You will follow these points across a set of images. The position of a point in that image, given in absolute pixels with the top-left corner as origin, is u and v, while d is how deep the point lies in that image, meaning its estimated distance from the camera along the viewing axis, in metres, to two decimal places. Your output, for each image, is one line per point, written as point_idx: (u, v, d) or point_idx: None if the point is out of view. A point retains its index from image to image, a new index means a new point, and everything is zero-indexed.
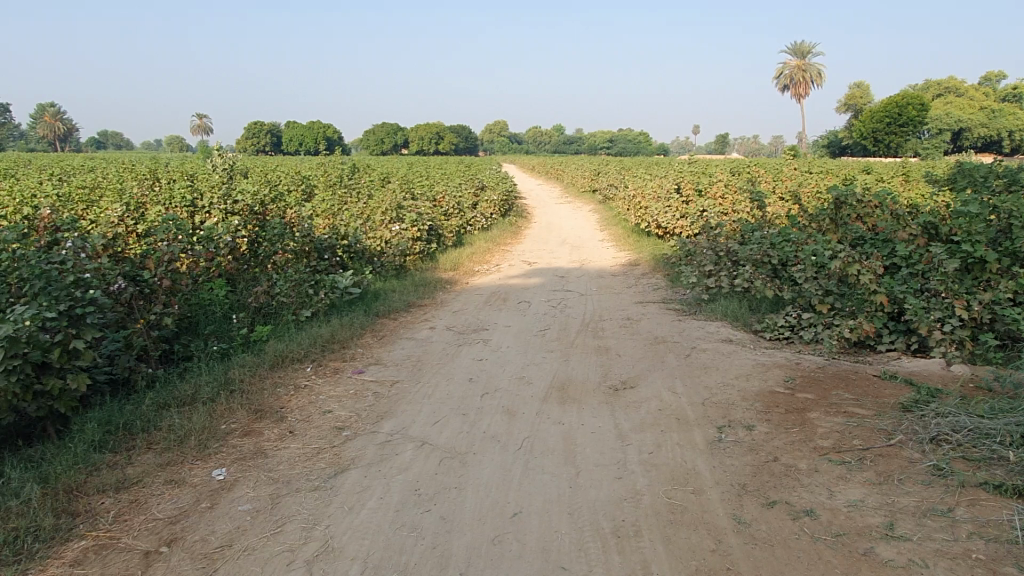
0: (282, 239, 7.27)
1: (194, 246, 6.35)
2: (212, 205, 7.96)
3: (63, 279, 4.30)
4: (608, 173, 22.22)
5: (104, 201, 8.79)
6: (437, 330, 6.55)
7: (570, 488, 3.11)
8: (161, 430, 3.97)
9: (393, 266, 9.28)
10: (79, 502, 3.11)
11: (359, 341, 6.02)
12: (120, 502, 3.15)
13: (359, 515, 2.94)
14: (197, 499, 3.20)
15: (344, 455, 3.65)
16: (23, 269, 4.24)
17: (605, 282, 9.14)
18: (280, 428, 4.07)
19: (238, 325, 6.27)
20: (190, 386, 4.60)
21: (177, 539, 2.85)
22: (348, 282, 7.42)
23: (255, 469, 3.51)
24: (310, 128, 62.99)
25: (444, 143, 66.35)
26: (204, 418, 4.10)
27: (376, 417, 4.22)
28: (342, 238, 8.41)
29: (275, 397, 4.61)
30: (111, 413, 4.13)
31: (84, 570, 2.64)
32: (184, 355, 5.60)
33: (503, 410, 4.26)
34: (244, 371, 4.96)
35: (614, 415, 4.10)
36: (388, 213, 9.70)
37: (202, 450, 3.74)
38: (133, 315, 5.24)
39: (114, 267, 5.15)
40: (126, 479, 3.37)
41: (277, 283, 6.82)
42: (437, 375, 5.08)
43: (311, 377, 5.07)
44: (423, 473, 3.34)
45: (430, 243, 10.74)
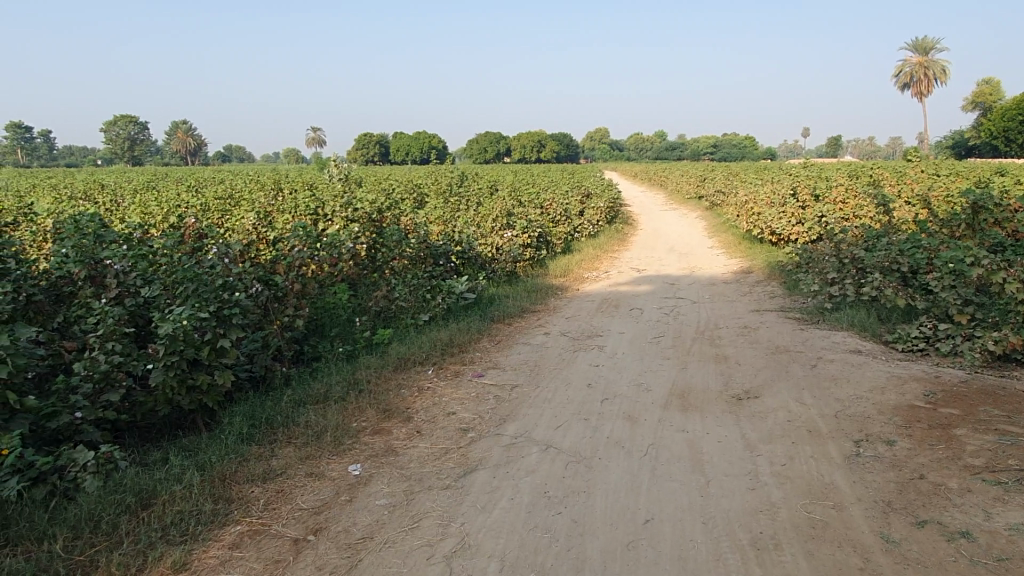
0: (400, 246, 7.55)
1: (320, 252, 6.69)
2: (335, 213, 8.36)
3: (212, 283, 4.64)
4: (716, 179, 21.74)
5: (238, 210, 9.42)
6: (552, 336, 6.60)
7: (701, 497, 3.06)
8: (299, 425, 4.20)
9: (504, 272, 9.43)
10: (231, 489, 3.35)
11: (476, 345, 6.15)
12: (268, 492, 3.36)
13: (492, 514, 3.01)
14: (336, 492, 3.37)
15: (472, 456, 3.74)
16: (177, 272, 4.62)
17: (719, 290, 8.93)
18: (408, 428, 4.22)
19: (362, 328, 6.57)
20: (323, 385, 4.85)
21: (322, 529, 3.00)
22: (463, 287, 7.59)
23: (388, 466, 3.65)
24: (416, 138, 65.07)
25: (545, 151, 66.93)
26: (338, 416, 4.31)
27: (498, 419, 4.31)
28: (456, 244, 8.63)
29: (400, 398, 4.78)
30: (254, 408, 4.42)
31: (241, 553, 2.83)
32: (313, 355, 5.91)
33: (625, 417, 4.25)
34: (370, 373, 5.18)
35: (740, 424, 4.00)
36: (498, 220, 9.88)
37: (338, 446, 3.93)
38: (269, 317, 5.57)
39: (252, 272, 5.50)
40: (272, 470, 3.59)
41: (396, 288, 7.08)
42: (555, 380, 5.12)
43: (432, 379, 5.22)
44: (551, 476, 3.38)
45: (539, 250, 10.83)
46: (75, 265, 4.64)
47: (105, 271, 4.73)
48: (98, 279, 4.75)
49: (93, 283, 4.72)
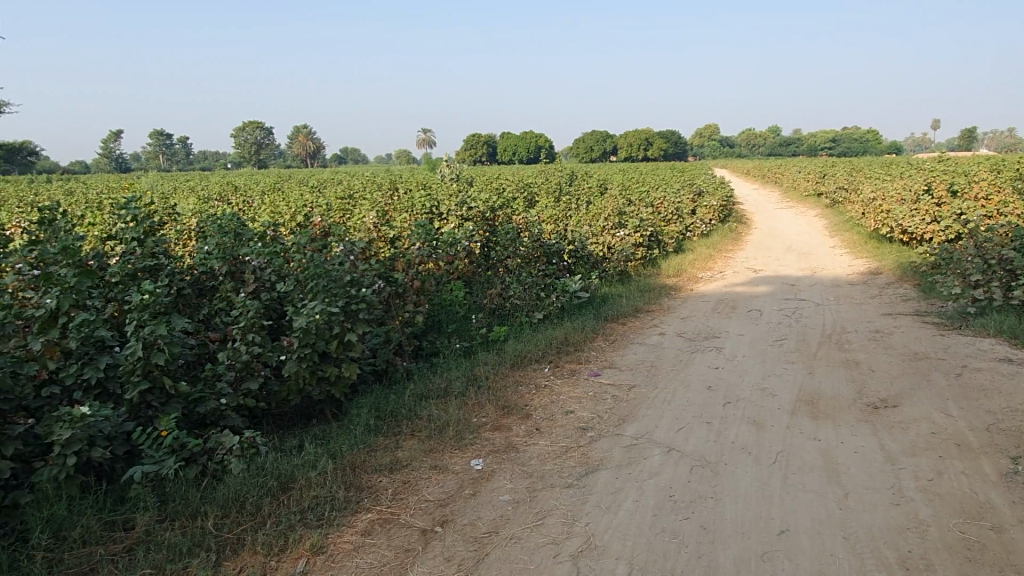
0: (514, 244, 7.64)
1: (438, 250, 6.87)
2: (450, 213, 8.55)
3: (341, 279, 4.85)
4: (838, 176, 20.69)
5: (359, 209, 9.84)
6: (668, 336, 6.47)
7: (839, 509, 2.90)
8: (422, 419, 4.32)
9: (616, 271, 9.34)
10: (361, 479, 3.49)
11: (591, 344, 6.11)
12: (395, 482, 3.48)
13: (617, 515, 2.98)
14: (460, 485, 3.44)
15: (592, 455, 3.72)
16: (310, 268, 4.87)
17: (845, 292, 8.48)
18: (528, 425, 4.24)
19: (478, 325, 6.69)
20: (443, 381, 4.97)
21: (449, 521, 3.07)
22: (577, 286, 7.56)
23: (510, 462, 3.69)
24: (523, 139, 65.63)
25: (652, 148, 65.81)
26: (459, 412, 4.40)
27: (617, 419, 4.26)
28: (568, 242, 8.63)
29: (517, 395, 4.82)
30: (380, 402, 4.59)
31: (373, 540, 2.93)
32: (431, 350, 6.08)
33: (751, 422, 4.10)
34: (489, 369, 5.26)
35: (877, 435, 3.77)
36: (610, 219, 9.81)
37: (460, 441, 4.01)
38: (391, 313, 5.78)
39: (376, 269, 5.72)
40: (398, 461, 3.71)
41: (511, 286, 7.18)
42: (674, 382, 5.01)
43: (550, 377, 5.23)
44: (675, 479, 3.31)
45: (651, 249, 10.67)
46: (218, 261, 4.97)
47: (244, 267, 5.03)
48: (238, 275, 5.07)
49: (233, 278, 5.04)
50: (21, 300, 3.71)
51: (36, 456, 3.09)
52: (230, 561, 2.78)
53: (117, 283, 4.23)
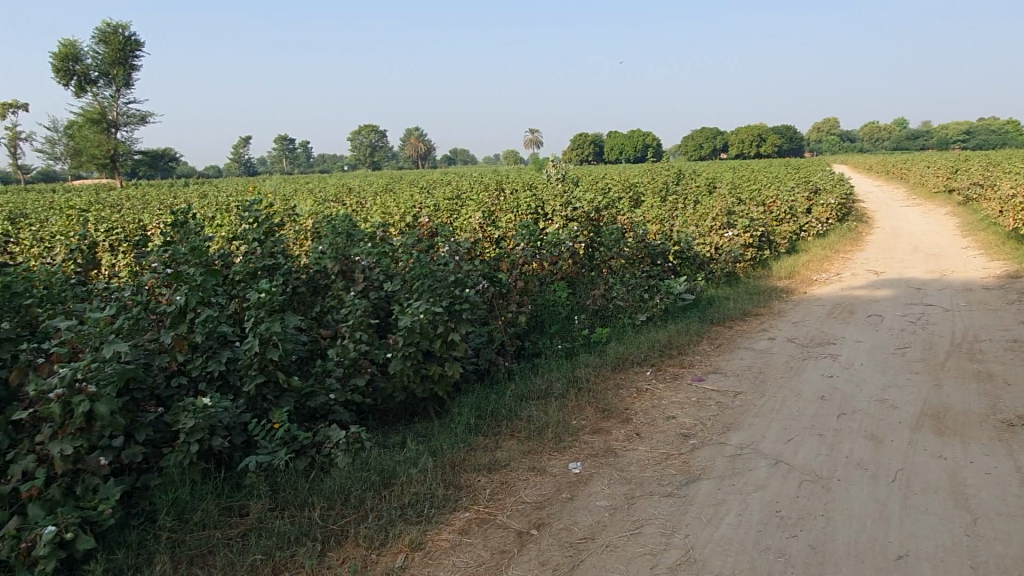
0: (619, 245, 7.53)
1: (542, 250, 6.90)
2: (554, 213, 8.57)
3: (445, 279, 4.94)
4: (972, 171, 19.17)
5: (466, 210, 10.04)
6: (778, 341, 6.21)
7: (967, 536, 2.68)
8: (521, 419, 4.35)
9: (725, 272, 9.05)
10: (461, 477, 3.55)
11: (695, 347, 5.95)
12: (493, 482, 3.51)
13: (719, 529, 2.88)
14: (558, 488, 3.42)
15: (694, 464, 3.61)
16: (415, 268, 4.99)
17: (978, 297, 7.84)
18: (628, 430, 4.18)
19: (580, 326, 6.67)
20: (544, 382, 4.99)
21: (545, 524, 3.06)
22: (683, 288, 7.37)
23: (609, 467, 3.64)
24: (630, 138, 64.74)
25: (765, 145, 63.43)
26: (559, 414, 4.39)
27: (722, 427, 4.12)
28: (674, 243, 8.45)
29: (618, 398, 4.75)
30: (481, 402, 4.66)
31: (470, 539, 2.97)
32: (533, 351, 6.10)
33: (867, 435, 3.86)
34: (590, 371, 5.23)
35: (1012, 455, 3.45)
36: (719, 219, 9.53)
37: (559, 443, 4.00)
38: (494, 313, 5.87)
39: (479, 269, 5.81)
40: (496, 462, 3.74)
41: (615, 287, 7.11)
42: (784, 390, 4.79)
43: (652, 380, 5.13)
44: (782, 494, 3.16)
45: (763, 249, 10.27)
46: (331, 261, 5.19)
47: (354, 266, 5.23)
48: (349, 274, 5.27)
49: (345, 278, 5.25)
50: (155, 296, 4.00)
51: (165, 443, 3.32)
52: (334, 552, 2.89)
53: (239, 282, 4.49)
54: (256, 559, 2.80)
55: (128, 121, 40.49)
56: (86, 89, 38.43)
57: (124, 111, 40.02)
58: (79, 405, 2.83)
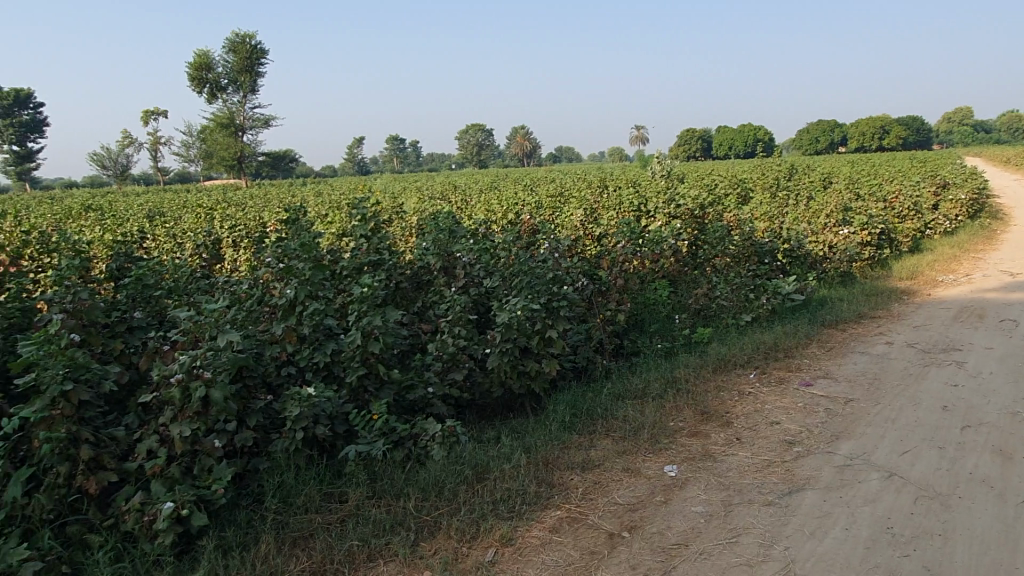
0: (724, 243, 7.27)
1: (642, 248, 6.80)
2: (657, 210, 8.41)
3: (544, 277, 4.96)
4: None
5: (568, 207, 10.02)
6: (896, 345, 5.83)
7: None
8: (617, 419, 4.30)
9: (839, 272, 8.60)
10: (554, 475, 3.54)
11: (803, 350, 5.68)
12: (586, 482, 3.48)
13: (822, 543, 2.74)
14: (652, 491, 3.35)
15: (798, 473, 3.45)
16: (514, 265, 5.02)
17: None
18: (728, 434, 4.04)
19: (681, 326, 6.54)
20: (642, 382, 4.91)
21: (637, 527, 3.01)
22: (792, 288, 7.05)
23: (706, 472, 3.54)
24: (741, 133, 62.60)
25: (888, 138, 59.76)
26: (656, 415, 4.30)
27: (830, 435, 3.92)
28: (784, 241, 8.11)
29: (719, 400, 4.60)
30: (577, 400, 4.64)
31: (561, 538, 2.96)
32: (632, 349, 6.01)
33: (995, 450, 3.55)
34: (690, 373, 5.10)
35: None
36: (833, 216, 9.05)
37: (655, 444, 3.92)
38: (593, 311, 5.85)
39: (578, 266, 5.79)
40: (590, 461, 3.71)
41: (718, 287, 6.90)
42: (901, 398, 4.49)
43: (755, 383, 4.94)
44: (894, 509, 2.96)
45: (882, 248, 9.67)
46: (434, 257, 5.31)
47: (456, 263, 5.33)
48: (451, 270, 5.37)
49: (446, 274, 5.35)
50: (268, 289, 4.22)
51: (273, 428, 3.50)
52: (427, 542, 2.95)
53: (345, 276, 4.67)
54: (354, 545, 2.91)
55: (252, 125, 42.93)
56: (216, 96, 41.06)
57: (249, 115, 42.47)
58: (196, 390, 3.02)
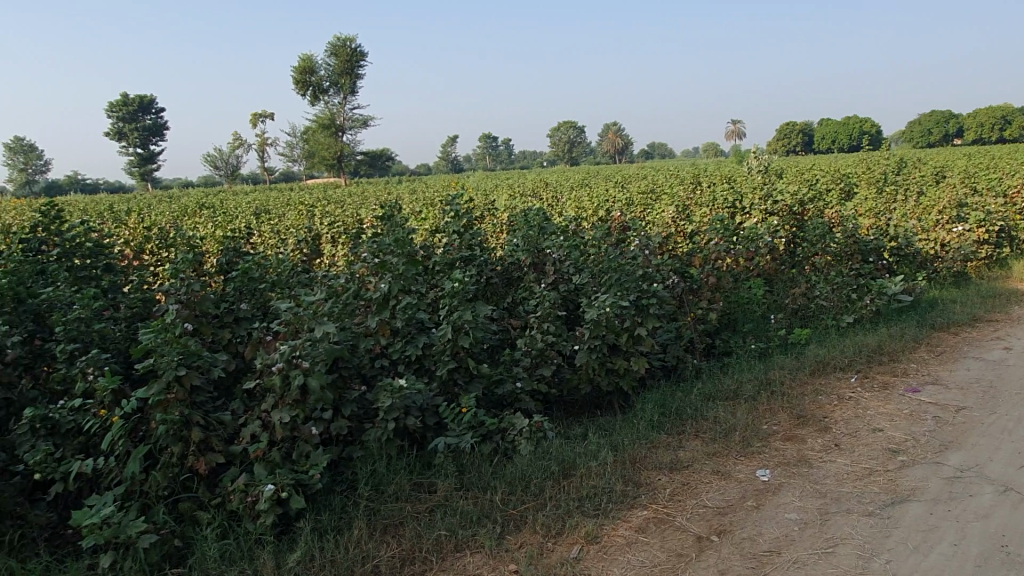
0: (824, 240, 6.97)
1: (736, 246, 6.63)
2: (753, 206, 8.16)
3: (634, 274, 4.90)
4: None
5: (660, 204, 9.87)
6: (1016, 351, 5.42)
7: None
8: (707, 419, 4.21)
9: (952, 272, 8.08)
10: (641, 474, 3.51)
11: (910, 354, 5.38)
12: (674, 483, 3.43)
13: (927, 559, 2.60)
14: (743, 495, 3.27)
15: (902, 483, 3.27)
16: (604, 262, 4.99)
17: None
18: (826, 440, 3.88)
19: (776, 326, 6.36)
20: (734, 383, 4.78)
21: (727, 531, 2.94)
22: (898, 289, 6.68)
23: (801, 478, 3.41)
24: (845, 125, 59.74)
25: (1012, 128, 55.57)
26: (749, 417, 4.18)
27: (938, 445, 3.70)
28: (890, 239, 7.69)
29: (816, 405, 4.42)
30: (666, 399, 4.58)
31: (647, 538, 2.93)
32: (724, 349, 5.86)
33: None
34: (785, 375, 4.93)
35: None
36: (946, 212, 8.51)
37: (747, 447, 3.81)
38: (683, 309, 5.75)
39: (669, 264, 5.70)
40: (679, 461, 3.65)
41: (816, 286, 6.67)
42: (1020, 407, 4.18)
43: (856, 388, 4.72)
44: (1010, 526, 2.77)
45: (1002, 246, 9.02)
46: (524, 254, 5.35)
47: (546, 259, 5.35)
48: (540, 267, 5.39)
49: (536, 270, 5.38)
50: (364, 283, 4.37)
51: (367, 418, 3.62)
52: (513, 536, 2.98)
53: (437, 272, 4.77)
54: (441, 535, 2.97)
55: (351, 125, 44.39)
56: (318, 98, 42.72)
57: (349, 115, 43.94)
58: (295, 379, 3.16)
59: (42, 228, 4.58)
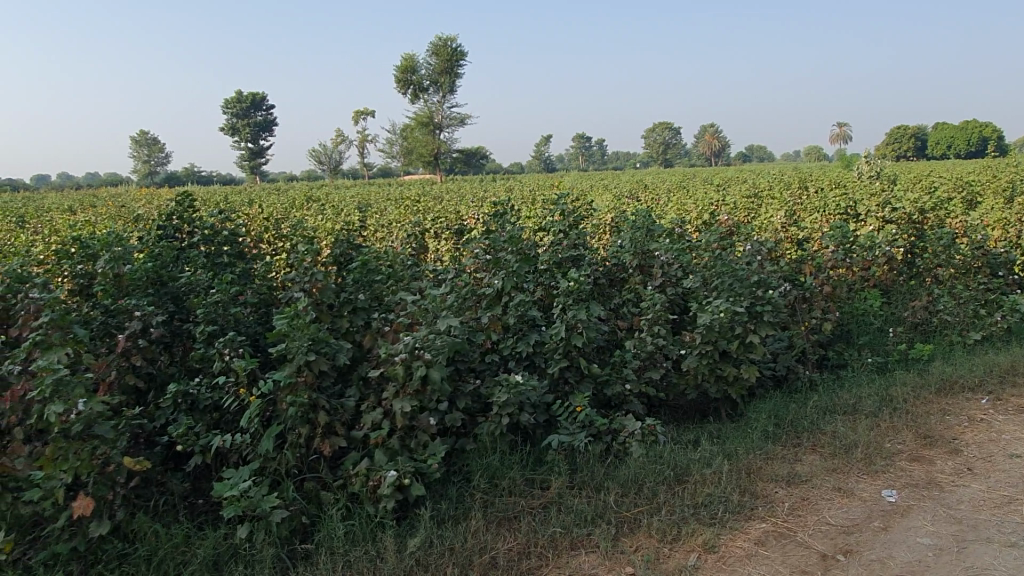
0: (949, 251, 6.52)
1: (852, 254, 6.36)
2: (870, 213, 7.81)
3: (749, 280, 4.78)
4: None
5: (767, 208, 9.58)
6: None
7: None
8: (826, 434, 4.05)
9: None
10: (757, 485, 3.41)
11: None
12: (793, 497, 3.31)
13: None
14: (869, 515, 3.13)
15: None
16: (717, 266, 4.89)
17: None
18: (958, 463, 3.67)
19: (896, 340, 6.04)
20: (853, 397, 4.59)
21: (853, 551, 2.82)
22: None
23: (932, 501, 3.23)
24: (964, 130, 56.11)
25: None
26: (871, 434, 4.00)
27: None
28: None
29: (944, 425, 4.17)
30: (780, 410, 4.44)
31: (768, 551, 2.84)
32: (838, 362, 5.62)
33: None
34: (908, 392, 4.68)
35: None
36: None
37: (870, 465, 3.64)
38: (796, 317, 5.57)
39: (782, 271, 5.54)
40: (796, 475, 3.53)
41: (940, 299, 6.31)
42: None
43: (988, 409, 4.43)
44: None
45: None
46: (630, 255, 5.29)
47: (653, 261, 5.27)
48: (647, 269, 5.32)
49: (642, 272, 5.31)
50: (475, 279, 4.44)
51: (480, 412, 3.69)
52: (628, 538, 2.97)
53: (546, 270, 4.80)
54: (556, 532, 2.99)
55: (449, 124, 45.21)
56: (419, 97, 43.72)
57: (447, 114, 44.66)
58: (418, 369, 3.24)
59: (177, 216, 4.87)
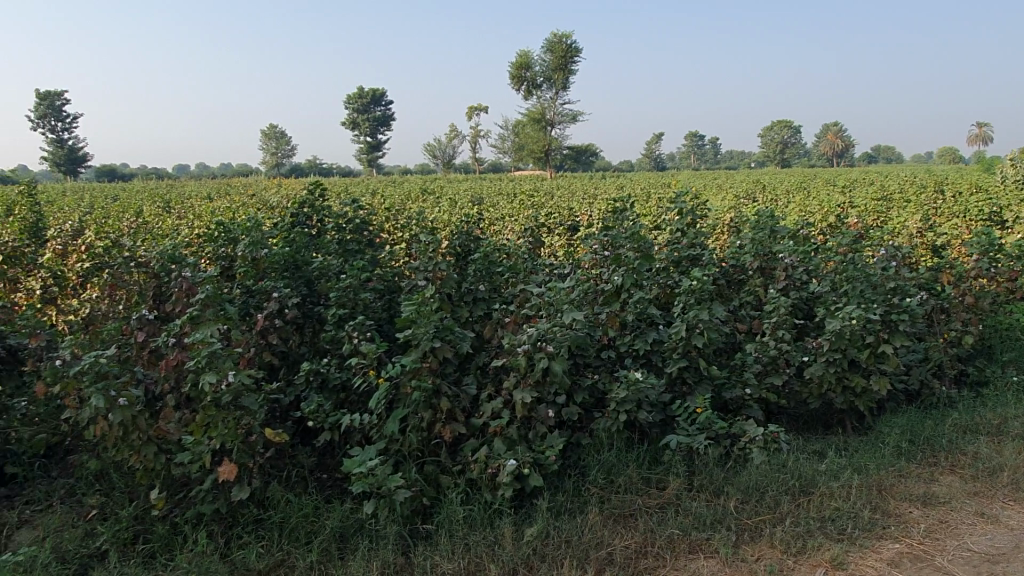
0: None
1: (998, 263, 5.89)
2: (1019, 220, 7.19)
3: (884, 285, 4.51)
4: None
5: (900, 211, 9.02)
6: None
7: None
8: (966, 454, 3.78)
9: None
10: (889, 503, 3.23)
11: None
12: (930, 518, 3.11)
13: None
14: (1017, 545, 2.89)
15: None
16: (849, 270, 4.64)
17: None
18: None
19: None
20: (998, 418, 4.25)
21: None
22: None
23: None
24: None
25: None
26: (1018, 457, 3.70)
27: None
28: None
29: None
30: (914, 425, 4.17)
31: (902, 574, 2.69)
32: (979, 379, 5.22)
33: None
34: None
35: None
36: None
37: (1018, 492, 3.37)
38: (932, 329, 5.22)
39: (919, 279, 5.19)
40: (934, 495, 3.32)
41: None
42: None
43: None
44: None
45: None
46: (752, 256, 5.10)
47: (776, 263, 5.07)
48: (770, 271, 5.12)
49: (764, 274, 5.12)
50: (593, 275, 4.41)
51: (597, 407, 3.67)
52: (749, 547, 2.89)
53: (665, 268, 4.71)
54: (674, 534, 2.95)
55: (561, 121, 45.21)
56: (531, 94, 43.99)
57: (559, 111, 44.67)
58: (540, 361, 3.27)
59: (308, 204, 5.11)
